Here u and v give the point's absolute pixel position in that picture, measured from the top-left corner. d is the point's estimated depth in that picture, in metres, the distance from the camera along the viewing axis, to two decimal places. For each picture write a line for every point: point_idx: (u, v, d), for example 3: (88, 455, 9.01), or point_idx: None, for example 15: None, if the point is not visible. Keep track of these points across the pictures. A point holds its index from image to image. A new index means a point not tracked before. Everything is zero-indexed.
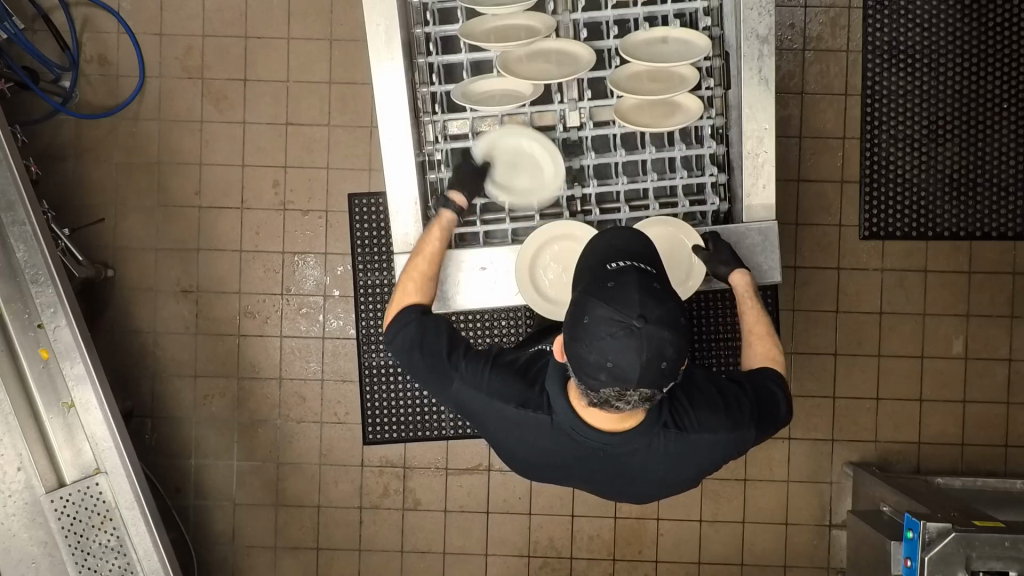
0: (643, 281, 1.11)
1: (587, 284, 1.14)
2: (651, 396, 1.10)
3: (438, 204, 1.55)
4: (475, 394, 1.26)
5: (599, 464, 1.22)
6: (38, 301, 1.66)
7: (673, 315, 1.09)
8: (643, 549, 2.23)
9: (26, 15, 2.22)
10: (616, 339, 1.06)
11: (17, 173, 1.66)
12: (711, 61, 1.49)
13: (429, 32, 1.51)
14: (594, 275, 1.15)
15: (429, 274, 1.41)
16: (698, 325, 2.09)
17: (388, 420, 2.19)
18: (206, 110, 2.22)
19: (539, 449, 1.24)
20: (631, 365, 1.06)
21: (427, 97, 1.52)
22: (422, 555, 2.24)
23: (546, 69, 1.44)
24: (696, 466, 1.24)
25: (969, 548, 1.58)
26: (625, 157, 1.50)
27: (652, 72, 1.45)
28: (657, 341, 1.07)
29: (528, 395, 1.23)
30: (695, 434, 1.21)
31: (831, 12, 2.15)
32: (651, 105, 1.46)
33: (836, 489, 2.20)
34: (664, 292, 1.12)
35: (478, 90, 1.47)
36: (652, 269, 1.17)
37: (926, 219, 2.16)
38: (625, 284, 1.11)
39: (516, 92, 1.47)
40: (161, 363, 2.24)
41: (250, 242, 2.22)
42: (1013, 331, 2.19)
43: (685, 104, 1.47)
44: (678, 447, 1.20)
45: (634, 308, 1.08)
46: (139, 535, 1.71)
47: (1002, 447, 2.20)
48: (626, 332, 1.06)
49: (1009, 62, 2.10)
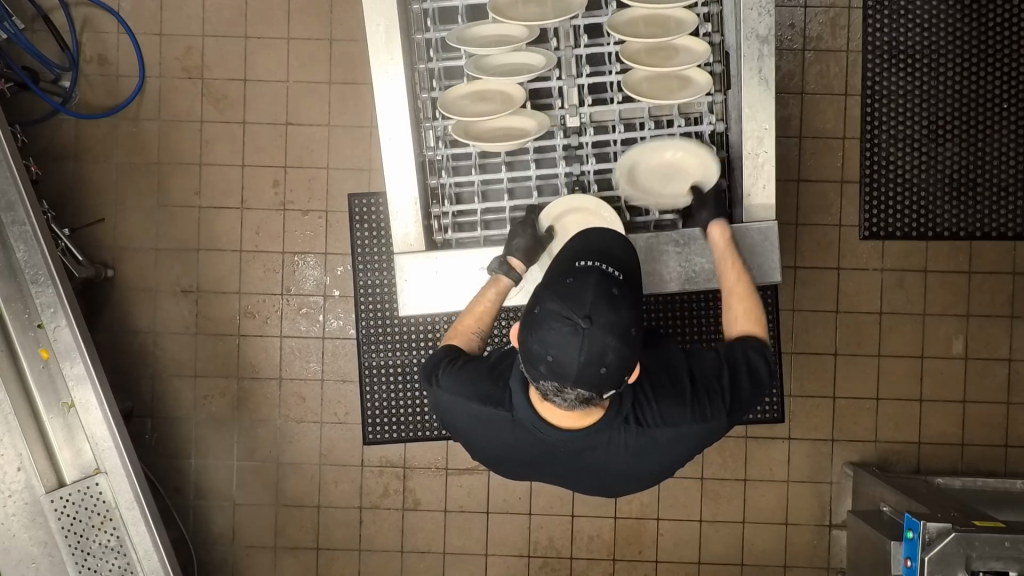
0: (601, 286, 1.13)
1: (549, 278, 1.17)
2: (590, 398, 1.10)
3: (431, 150, 1.53)
4: (441, 391, 1.29)
5: (562, 459, 1.23)
6: (38, 301, 1.66)
7: (624, 324, 1.11)
8: (643, 549, 2.23)
9: (26, 15, 2.22)
10: (561, 335, 1.09)
11: (17, 173, 1.65)
12: (708, 7, 1.50)
13: (426, 7, 1.51)
14: (560, 270, 1.18)
15: (477, 331, 1.41)
16: (698, 325, 2.09)
17: (388, 420, 2.18)
18: (207, 110, 2.22)
19: (504, 445, 1.25)
20: (569, 363, 1.08)
21: (421, 43, 1.51)
22: (422, 555, 2.25)
23: (540, 12, 1.42)
24: (661, 460, 1.25)
25: (969, 548, 1.58)
26: (624, 137, 1.51)
27: (648, 17, 1.44)
28: (599, 344, 1.09)
29: (492, 390, 1.25)
30: (657, 428, 1.21)
31: (831, 12, 2.15)
32: (652, 50, 1.45)
33: (835, 488, 2.20)
34: (620, 298, 1.14)
35: (472, 35, 1.45)
36: (620, 274, 1.18)
37: (925, 218, 2.15)
38: (582, 285, 1.13)
39: (511, 36, 1.45)
40: (161, 363, 2.24)
41: (250, 242, 2.22)
42: (1013, 331, 2.19)
43: (687, 46, 1.45)
44: (643, 441, 1.22)
45: (584, 308, 1.10)
46: (140, 535, 1.71)
47: (1002, 446, 2.20)
48: (569, 328, 1.09)
49: (1009, 62, 2.11)
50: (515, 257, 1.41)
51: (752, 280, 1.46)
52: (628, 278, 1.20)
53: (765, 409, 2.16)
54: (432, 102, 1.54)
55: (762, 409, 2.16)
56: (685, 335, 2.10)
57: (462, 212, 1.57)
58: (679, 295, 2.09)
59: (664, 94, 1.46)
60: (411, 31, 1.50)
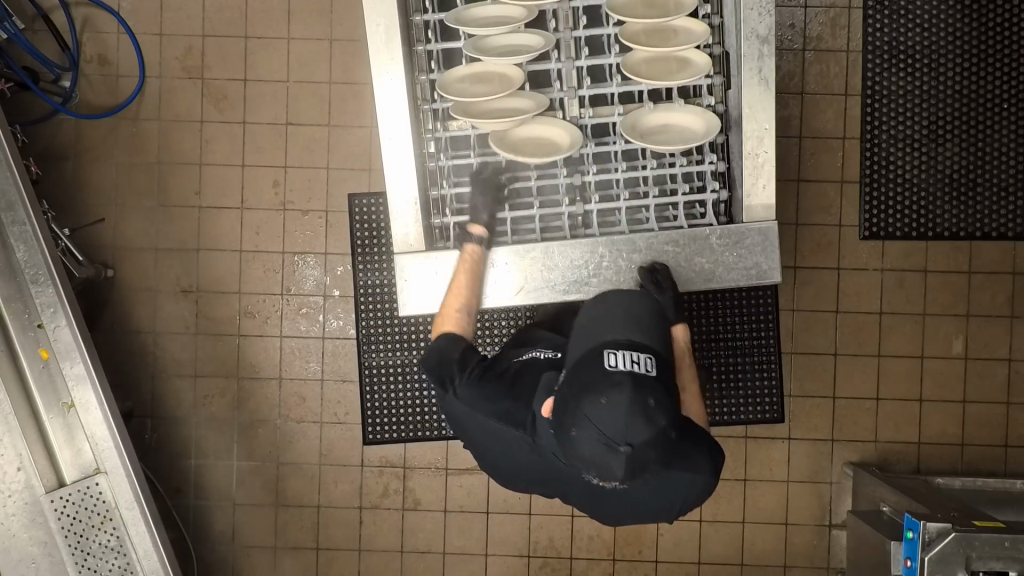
0: (635, 398, 1.15)
1: (581, 390, 1.18)
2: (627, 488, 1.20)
3: (430, 132, 1.53)
4: (464, 408, 1.39)
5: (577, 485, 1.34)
6: (38, 301, 1.66)
7: (661, 436, 1.16)
8: (643, 549, 2.23)
9: (26, 15, 2.22)
10: (602, 457, 1.14)
11: (17, 173, 1.65)
12: None
13: None
14: (590, 376, 1.18)
15: (461, 307, 1.43)
16: (698, 326, 2.10)
17: (388, 420, 2.18)
18: (207, 110, 2.22)
19: (521, 460, 1.38)
20: (614, 475, 1.15)
21: (420, 26, 1.51)
22: (422, 554, 2.25)
23: None
24: (675, 501, 1.32)
25: (969, 548, 1.58)
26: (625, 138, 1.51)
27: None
28: (640, 460, 1.15)
29: (513, 411, 1.35)
30: (676, 472, 1.26)
31: (831, 12, 2.15)
32: (652, 32, 1.45)
33: (835, 488, 2.20)
34: (657, 409, 1.16)
35: (469, 16, 1.46)
36: (651, 374, 1.20)
37: (925, 218, 2.15)
38: (616, 404, 1.14)
39: (508, 17, 1.45)
40: (161, 362, 2.24)
41: (250, 242, 2.22)
42: (1013, 331, 2.19)
43: (685, 28, 1.45)
44: (656, 484, 1.28)
45: (622, 434, 1.13)
46: (140, 535, 1.71)
47: (1002, 446, 2.20)
48: (609, 449, 1.14)
49: (1009, 62, 2.11)
50: (476, 224, 1.46)
51: (750, 280, 1.46)
52: (658, 372, 1.21)
53: (765, 409, 2.15)
54: (430, 83, 1.54)
55: (763, 409, 2.14)
56: None
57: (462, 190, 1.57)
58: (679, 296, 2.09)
59: (664, 75, 1.44)
60: (410, 12, 1.51)
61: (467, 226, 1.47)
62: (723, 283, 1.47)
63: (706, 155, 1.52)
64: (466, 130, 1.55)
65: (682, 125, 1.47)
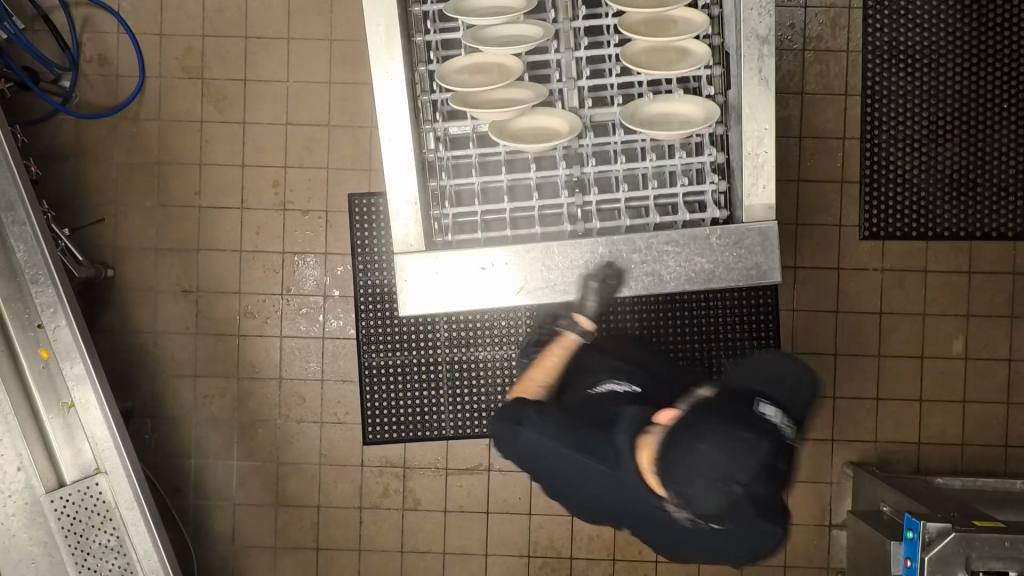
0: (770, 456, 1.12)
1: (721, 421, 1.14)
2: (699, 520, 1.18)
3: (430, 123, 1.52)
4: (537, 435, 1.30)
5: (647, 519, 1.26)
6: (38, 301, 1.66)
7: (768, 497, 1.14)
8: (642, 549, 2.22)
9: (26, 15, 2.22)
10: (703, 488, 1.11)
11: (17, 174, 1.65)
12: None
13: None
14: (733, 413, 1.15)
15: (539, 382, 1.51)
16: (699, 326, 2.09)
17: (388, 420, 2.18)
18: (207, 110, 2.22)
19: (593, 492, 1.29)
20: (703, 505, 1.12)
21: (419, 18, 1.51)
22: (422, 554, 2.25)
23: None
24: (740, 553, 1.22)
25: (969, 548, 1.58)
26: (624, 136, 1.51)
27: None
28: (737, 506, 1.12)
29: (596, 442, 1.26)
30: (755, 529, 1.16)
31: (831, 12, 2.15)
32: (651, 21, 1.45)
33: (835, 489, 2.20)
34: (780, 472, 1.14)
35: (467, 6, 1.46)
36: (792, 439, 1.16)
37: (925, 218, 2.15)
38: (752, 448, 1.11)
39: (506, 7, 1.46)
40: (161, 362, 2.24)
41: (250, 243, 2.22)
42: (1013, 331, 2.19)
43: (684, 17, 1.46)
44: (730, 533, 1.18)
45: (739, 474, 1.10)
46: (140, 535, 1.71)
47: (1002, 446, 2.20)
48: (717, 483, 1.10)
49: (1009, 62, 2.11)
50: (585, 314, 1.49)
51: (750, 280, 1.46)
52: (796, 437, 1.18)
53: None
54: (430, 74, 1.54)
55: None
56: (687, 339, 2.10)
57: (461, 185, 1.56)
58: (680, 295, 2.09)
59: (663, 65, 1.44)
60: (409, 6, 1.51)
61: (575, 316, 1.51)
62: (724, 283, 1.47)
63: (705, 149, 1.52)
64: (465, 126, 1.54)
65: (683, 114, 1.47)
